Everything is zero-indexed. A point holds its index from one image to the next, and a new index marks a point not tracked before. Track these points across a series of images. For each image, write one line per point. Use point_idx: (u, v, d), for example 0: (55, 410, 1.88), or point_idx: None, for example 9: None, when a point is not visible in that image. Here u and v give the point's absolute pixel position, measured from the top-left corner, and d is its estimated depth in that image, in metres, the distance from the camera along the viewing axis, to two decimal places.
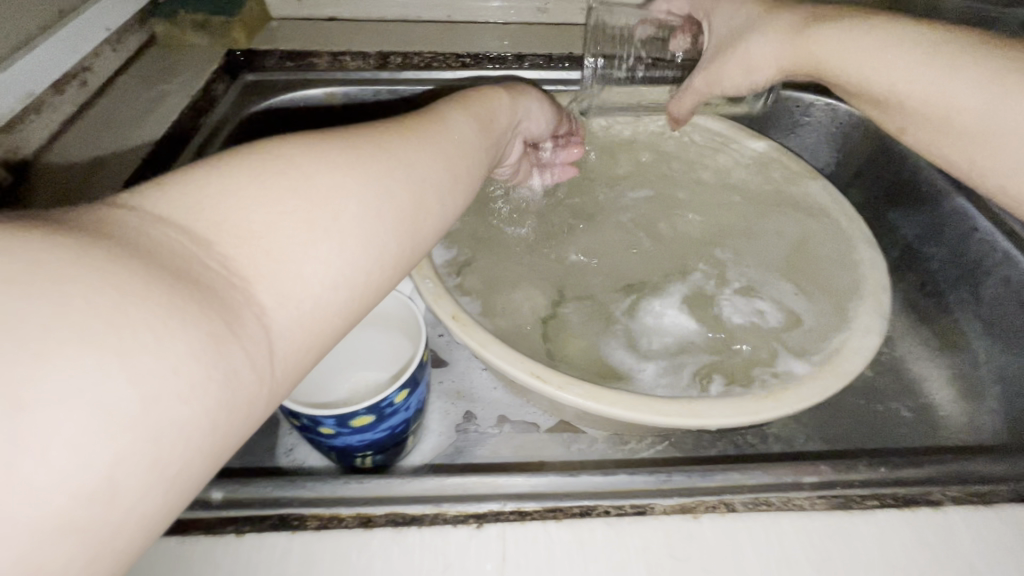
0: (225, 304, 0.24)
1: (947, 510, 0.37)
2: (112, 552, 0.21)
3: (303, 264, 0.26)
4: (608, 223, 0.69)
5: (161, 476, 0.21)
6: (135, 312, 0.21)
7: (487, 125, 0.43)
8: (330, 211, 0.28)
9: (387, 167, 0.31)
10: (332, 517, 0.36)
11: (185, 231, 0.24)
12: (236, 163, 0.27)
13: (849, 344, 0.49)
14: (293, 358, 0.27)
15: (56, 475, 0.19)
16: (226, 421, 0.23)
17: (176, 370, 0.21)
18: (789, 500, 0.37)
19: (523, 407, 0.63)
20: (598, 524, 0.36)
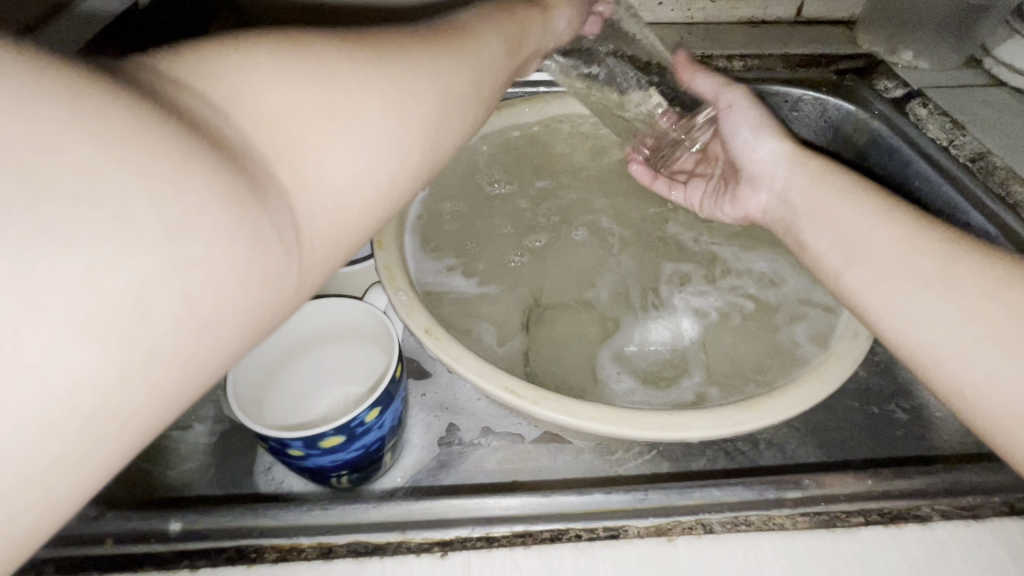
0: (250, 170, 0.23)
1: (936, 526, 0.35)
2: (143, 387, 0.19)
3: (325, 155, 0.25)
4: (593, 230, 0.68)
5: (192, 315, 0.20)
6: (154, 140, 0.19)
7: (514, 42, 0.41)
8: (356, 105, 0.26)
9: (411, 68, 0.30)
10: (292, 549, 0.34)
11: (201, 95, 0.23)
12: (252, 43, 0.26)
13: (836, 349, 0.47)
14: (320, 243, 0.26)
15: (85, 288, 0.17)
16: (256, 279, 0.22)
17: (203, 206, 0.20)
18: (769, 518, 0.36)
19: (508, 417, 0.62)
20: (567, 549, 0.34)
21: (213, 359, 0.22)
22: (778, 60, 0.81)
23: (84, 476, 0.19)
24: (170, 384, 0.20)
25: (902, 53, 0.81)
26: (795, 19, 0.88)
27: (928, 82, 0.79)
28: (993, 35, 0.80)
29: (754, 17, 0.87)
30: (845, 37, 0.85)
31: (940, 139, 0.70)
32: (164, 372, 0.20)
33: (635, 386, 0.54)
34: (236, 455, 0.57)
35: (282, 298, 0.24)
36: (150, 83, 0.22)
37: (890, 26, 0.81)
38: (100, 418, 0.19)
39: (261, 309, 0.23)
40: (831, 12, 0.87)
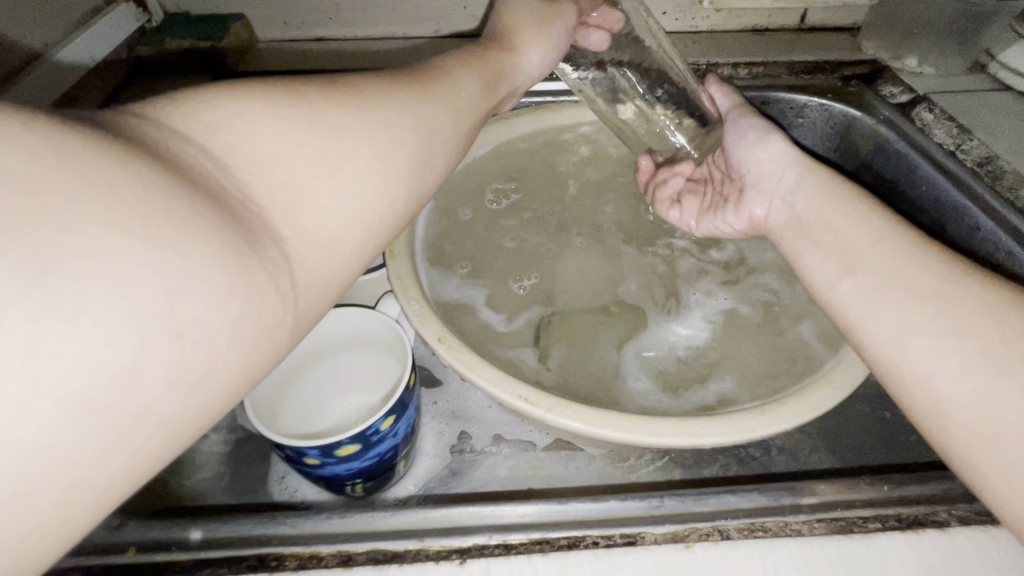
0: (246, 224, 0.23)
1: (954, 531, 0.35)
2: (130, 449, 0.20)
3: (318, 202, 0.26)
4: (602, 238, 0.69)
5: (185, 376, 0.21)
6: (152, 208, 0.20)
7: (493, 83, 0.43)
8: (347, 151, 0.27)
9: (400, 113, 0.31)
10: (311, 556, 0.35)
11: (202, 149, 0.24)
12: (250, 92, 0.27)
13: (847, 354, 0.47)
14: (316, 288, 0.26)
15: (81, 354, 0.18)
16: (250, 335, 0.23)
17: (198, 270, 0.21)
18: (786, 525, 0.36)
19: (519, 425, 0.62)
20: (586, 556, 0.34)
21: (204, 415, 0.22)
22: (782, 67, 0.82)
23: (74, 528, 0.20)
24: (160, 442, 0.21)
25: (905, 60, 0.82)
26: (798, 26, 0.88)
27: (933, 87, 0.79)
28: (997, 39, 0.80)
29: (758, 25, 0.87)
30: (848, 45, 0.86)
31: (947, 144, 0.70)
32: (153, 433, 0.21)
33: (646, 391, 0.54)
34: (250, 464, 0.58)
35: (275, 350, 0.25)
36: (156, 138, 0.23)
37: (892, 34, 0.83)
38: (90, 477, 0.19)
39: (253, 364, 0.24)
40: (835, 19, 0.88)
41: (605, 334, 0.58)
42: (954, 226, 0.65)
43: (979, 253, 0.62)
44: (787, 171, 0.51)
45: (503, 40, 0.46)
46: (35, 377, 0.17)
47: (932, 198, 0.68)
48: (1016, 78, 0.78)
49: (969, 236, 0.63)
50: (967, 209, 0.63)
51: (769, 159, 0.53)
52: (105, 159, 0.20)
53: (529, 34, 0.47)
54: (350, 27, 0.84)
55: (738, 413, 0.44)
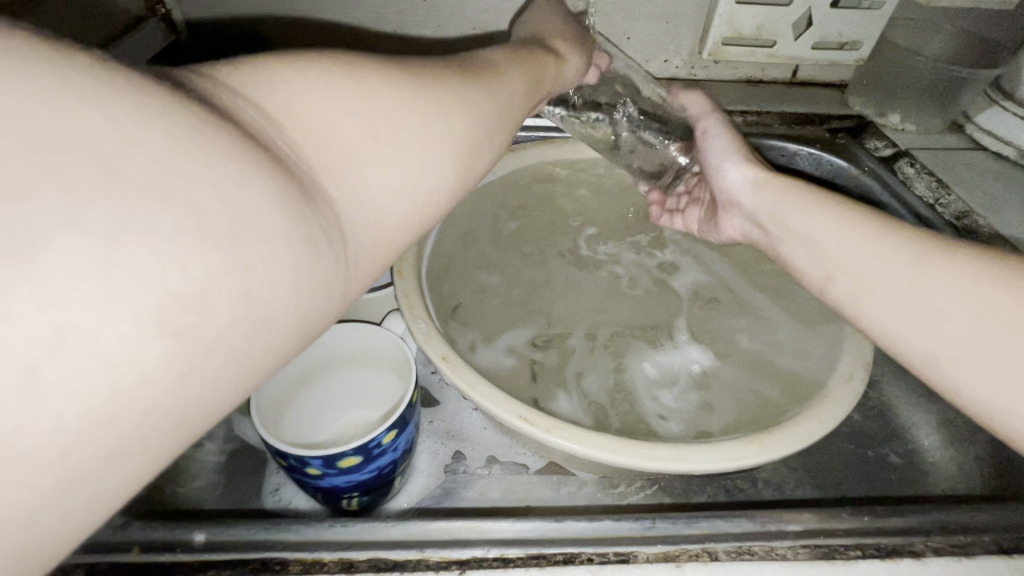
0: (302, 180, 0.24)
1: (930, 561, 0.37)
2: (195, 387, 0.20)
3: (374, 170, 0.26)
4: (598, 268, 0.72)
5: (247, 316, 0.21)
6: (217, 143, 0.21)
7: (532, 83, 0.45)
8: (400, 125, 0.28)
9: (450, 96, 0.31)
10: (315, 562, 0.35)
11: (259, 106, 0.24)
12: (310, 61, 0.27)
13: (832, 390, 0.49)
14: (368, 253, 0.27)
15: (153, 277, 0.18)
16: (308, 282, 0.23)
17: (262, 206, 0.21)
18: (772, 549, 0.37)
19: (513, 447, 0.63)
20: (580, 572, 0.35)
21: (259, 360, 0.22)
22: (775, 115, 0.88)
23: (130, 472, 0.20)
24: (221, 382, 0.21)
25: (890, 116, 0.88)
26: (790, 79, 0.93)
27: (914, 144, 0.85)
28: (973, 104, 0.86)
29: (753, 77, 0.93)
30: (837, 100, 0.91)
31: (926, 198, 0.74)
32: (215, 372, 0.21)
33: (647, 415, 0.57)
34: (244, 475, 0.58)
35: (329, 303, 0.25)
36: (210, 91, 0.23)
37: (880, 90, 0.88)
38: (153, 425, 0.20)
39: (311, 312, 0.24)
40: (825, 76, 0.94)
41: (601, 359, 0.62)
42: None
43: None
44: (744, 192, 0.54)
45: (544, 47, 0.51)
46: (104, 305, 0.17)
47: None
48: (989, 139, 0.84)
49: None
50: None
51: (732, 183, 0.55)
52: (170, 96, 0.20)
53: (568, 46, 0.53)
54: None
55: (727, 442, 0.46)
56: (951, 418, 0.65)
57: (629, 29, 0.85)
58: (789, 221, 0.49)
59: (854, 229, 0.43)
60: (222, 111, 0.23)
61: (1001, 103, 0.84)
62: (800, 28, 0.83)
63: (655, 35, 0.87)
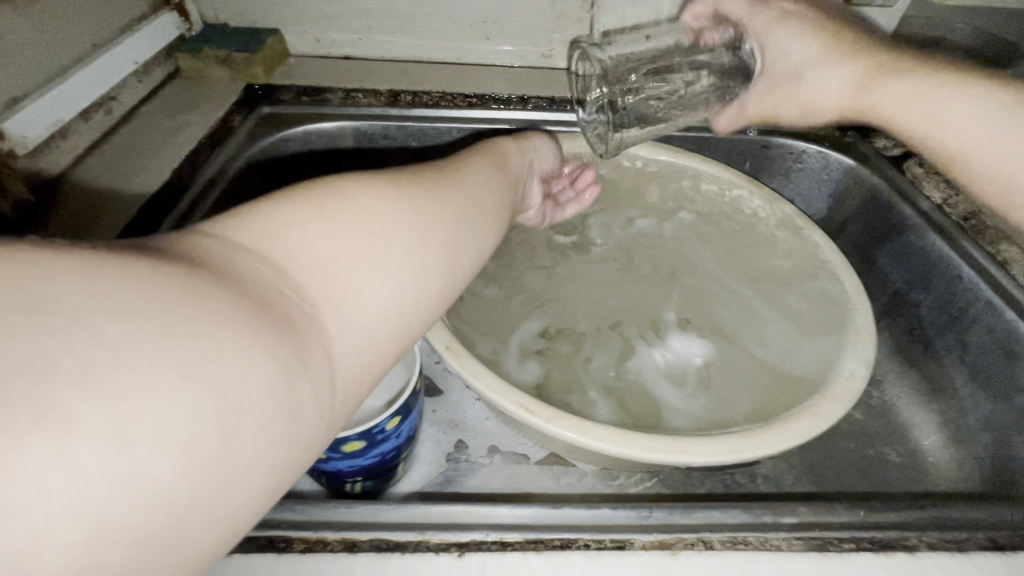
0: (298, 336, 0.25)
1: (922, 556, 0.37)
2: (172, 571, 0.22)
3: (361, 297, 0.29)
4: (603, 262, 0.72)
5: (228, 505, 0.23)
6: (217, 350, 0.22)
7: (503, 172, 0.50)
8: (389, 244, 0.31)
9: (432, 208, 0.35)
10: (318, 541, 0.37)
11: (264, 258, 0.27)
12: (302, 202, 0.30)
13: (833, 387, 0.49)
14: (356, 379, 0.29)
15: (146, 491, 0.20)
16: (286, 455, 0.25)
17: (251, 404, 0.23)
18: (766, 540, 0.38)
19: (515, 437, 0.64)
20: (577, 557, 0.36)
21: (230, 533, 0.23)
22: None
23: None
24: (192, 561, 0.22)
25: None
26: None
27: None
28: None
29: None
30: None
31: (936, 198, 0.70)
32: (189, 555, 0.22)
33: (644, 409, 0.57)
34: None
35: (306, 456, 0.26)
36: (222, 255, 0.26)
37: None
38: None
39: (282, 478, 0.25)
40: None
41: (604, 352, 0.63)
42: (939, 274, 0.66)
43: (961, 300, 0.63)
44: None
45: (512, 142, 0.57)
46: (99, 510, 0.19)
47: (921, 249, 0.69)
48: None
49: (952, 283, 0.65)
50: (950, 257, 0.65)
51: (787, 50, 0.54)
52: (187, 306, 0.22)
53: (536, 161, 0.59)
54: (379, 49, 0.91)
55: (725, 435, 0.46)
56: (953, 420, 0.65)
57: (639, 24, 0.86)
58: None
59: (943, 97, 0.50)
60: (233, 275, 0.25)
61: None
62: None
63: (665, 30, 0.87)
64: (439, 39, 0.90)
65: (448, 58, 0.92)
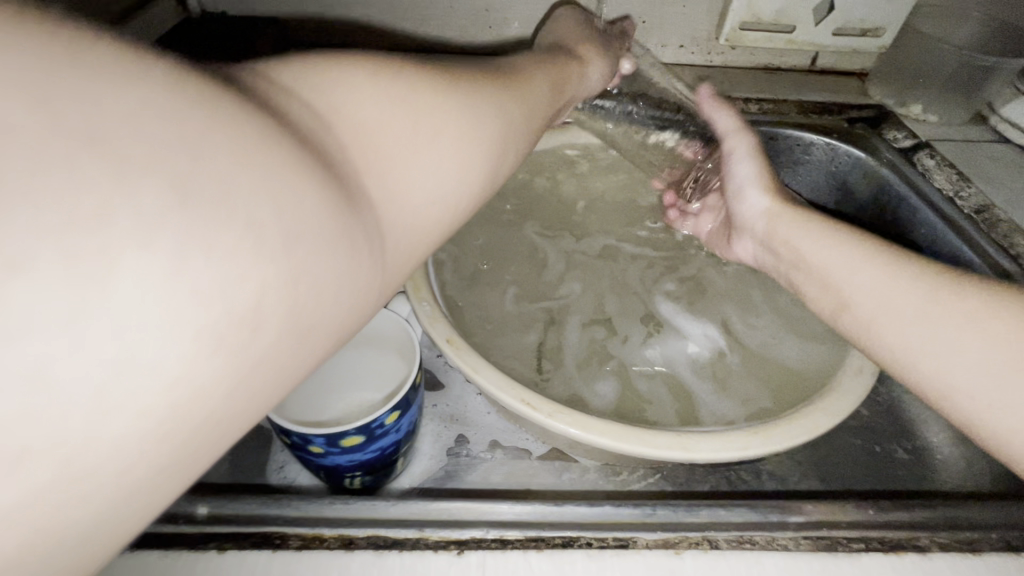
0: (349, 182, 0.24)
1: (934, 557, 0.36)
2: (241, 391, 0.21)
3: (412, 168, 0.27)
4: (607, 255, 0.71)
5: (294, 326, 0.22)
6: (272, 152, 0.21)
7: (558, 86, 0.45)
8: (441, 122, 0.28)
9: (483, 95, 0.32)
10: (315, 538, 0.36)
11: (312, 108, 0.24)
12: (354, 56, 0.27)
13: (840, 384, 0.48)
14: (399, 253, 0.27)
15: (216, 286, 0.19)
16: (347, 291, 0.24)
17: (314, 223, 0.22)
18: (773, 539, 0.37)
19: (516, 432, 0.63)
20: (579, 555, 0.35)
21: (291, 366, 0.23)
22: (791, 105, 0.85)
23: (174, 474, 0.21)
24: (262, 386, 0.22)
25: (912, 106, 0.84)
26: (809, 68, 0.91)
27: (936, 136, 0.82)
28: (999, 95, 0.83)
29: (770, 64, 0.91)
30: (857, 89, 0.90)
31: (945, 190, 0.71)
32: (258, 375, 0.22)
33: (652, 404, 0.56)
34: (248, 451, 0.58)
35: (364, 301, 0.26)
36: (267, 87, 0.23)
37: (900, 80, 0.85)
38: (206, 424, 0.20)
39: (347, 313, 0.25)
40: (846, 65, 0.91)
41: (610, 349, 0.62)
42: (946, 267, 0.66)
43: None
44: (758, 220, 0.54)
45: (565, 53, 0.51)
46: (170, 323, 0.18)
47: (933, 242, 0.69)
48: (1013, 131, 0.80)
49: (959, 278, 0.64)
50: (960, 250, 0.65)
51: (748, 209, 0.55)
52: (230, 105, 0.20)
53: (591, 52, 0.55)
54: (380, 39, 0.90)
55: (731, 431, 0.45)
56: None
57: (644, 13, 0.84)
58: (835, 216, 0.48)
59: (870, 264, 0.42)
60: (281, 106, 0.23)
61: None
62: (821, 14, 0.81)
63: (671, 19, 0.85)
64: (440, 29, 0.88)
65: (451, 47, 0.90)
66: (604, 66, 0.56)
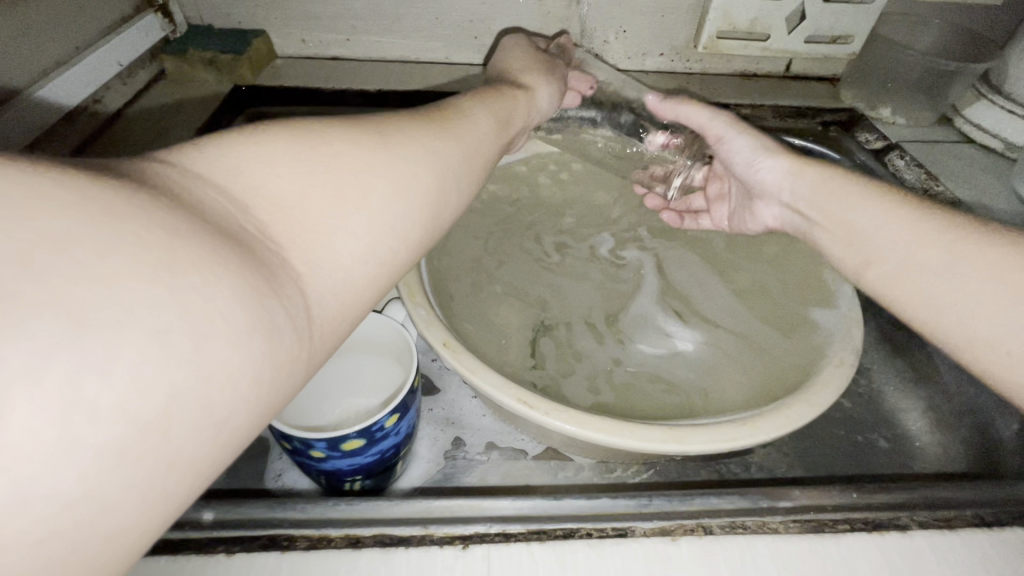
0: (264, 263, 0.24)
1: (914, 534, 0.39)
2: (160, 492, 0.21)
3: (333, 235, 0.27)
4: (596, 257, 0.73)
5: (210, 420, 0.22)
6: (177, 259, 0.21)
7: (500, 120, 0.46)
8: (364, 186, 0.29)
9: (412, 147, 0.33)
10: (321, 538, 0.37)
11: (226, 192, 0.25)
12: (266, 136, 0.28)
13: (822, 374, 0.50)
14: (330, 319, 0.27)
15: (118, 400, 0.19)
16: (271, 375, 0.24)
17: (224, 313, 0.22)
18: (763, 523, 0.39)
19: (512, 433, 0.64)
20: (580, 545, 0.37)
21: (217, 459, 0.23)
22: (769, 110, 0.88)
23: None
24: (186, 484, 0.22)
25: (881, 110, 0.88)
26: (784, 73, 0.96)
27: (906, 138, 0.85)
28: (962, 97, 0.86)
29: (747, 71, 0.95)
30: (830, 94, 0.94)
31: (916, 189, 0.75)
32: (176, 474, 0.21)
33: (651, 395, 0.57)
34: (247, 460, 0.58)
35: (293, 379, 0.26)
36: None
37: (869, 86, 0.89)
38: (127, 529, 0.20)
39: (273, 394, 0.24)
40: (818, 70, 0.95)
41: (605, 342, 0.63)
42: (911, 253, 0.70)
43: None
44: (783, 184, 0.55)
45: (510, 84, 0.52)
46: (66, 446, 0.18)
47: None
48: (978, 132, 0.84)
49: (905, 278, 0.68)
50: None
51: (765, 176, 0.57)
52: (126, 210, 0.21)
53: (537, 77, 0.55)
54: (368, 49, 0.91)
55: (720, 423, 0.47)
56: (939, 404, 0.66)
57: (625, 23, 0.87)
58: (822, 209, 0.51)
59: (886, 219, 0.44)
60: (188, 202, 0.24)
61: (989, 96, 0.84)
62: (793, 22, 0.84)
63: (651, 27, 0.88)
64: (427, 39, 0.90)
65: (437, 57, 0.92)
66: (550, 90, 0.56)
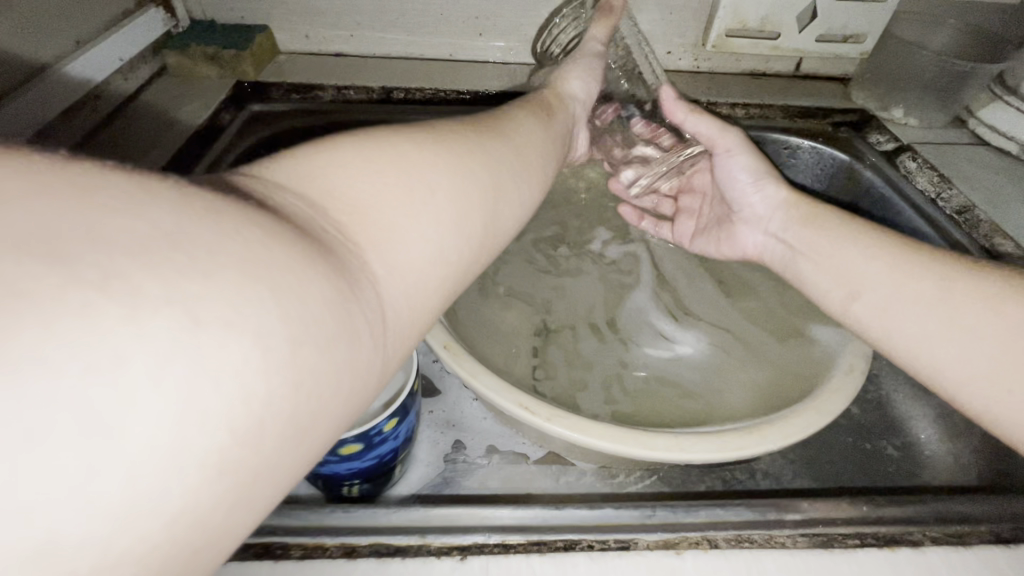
0: (346, 266, 0.24)
1: (927, 550, 0.37)
2: (250, 501, 0.20)
3: (406, 235, 0.27)
4: (601, 259, 0.72)
5: (297, 429, 0.21)
6: (273, 261, 0.20)
7: (544, 120, 0.46)
8: (430, 186, 0.28)
9: (471, 150, 0.32)
10: (317, 547, 0.36)
11: (305, 197, 0.25)
12: (337, 143, 0.28)
13: (832, 382, 0.49)
14: (404, 327, 0.27)
15: (223, 403, 0.18)
16: (349, 386, 0.23)
17: (317, 319, 0.21)
18: (771, 537, 0.38)
19: (514, 437, 0.63)
20: (581, 558, 0.36)
21: (296, 469, 0.22)
22: (778, 110, 0.86)
23: None
24: (269, 494, 0.21)
25: (892, 112, 0.86)
26: (794, 72, 0.94)
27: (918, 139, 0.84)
28: (976, 98, 0.85)
29: (756, 70, 0.93)
30: (840, 93, 0.92)
31: (929, 192, 0.73)
32: (264, 484, 0.20)
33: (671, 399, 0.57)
34: None
35: (366, 391, 0.25)
36: None
37: (879, 88, 0.87)
38: (212, 539, 0.19)
39: (350, 405, 0.24)
40: (828, 70, 0.93)
41: (608, 347, 0.62)
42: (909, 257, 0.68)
43: None
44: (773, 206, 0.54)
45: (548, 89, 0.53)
46: (177, 451, 0.17)
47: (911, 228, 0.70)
48: (992, 134, 0.83)
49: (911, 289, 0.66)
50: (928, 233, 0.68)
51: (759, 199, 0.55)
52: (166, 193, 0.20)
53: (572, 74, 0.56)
54: (371, 45, 0.90)
55: (725, 431, 0.45)
56: (949, 412, 0.65)
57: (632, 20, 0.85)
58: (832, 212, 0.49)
59: None
60: (269, 206, 0.23)
61: (1004, 98, 0.82)
62: (804, 21, 0.83)
63: (659, 25, 0.86)
64: (431, 35, 0.89)
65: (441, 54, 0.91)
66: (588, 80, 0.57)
